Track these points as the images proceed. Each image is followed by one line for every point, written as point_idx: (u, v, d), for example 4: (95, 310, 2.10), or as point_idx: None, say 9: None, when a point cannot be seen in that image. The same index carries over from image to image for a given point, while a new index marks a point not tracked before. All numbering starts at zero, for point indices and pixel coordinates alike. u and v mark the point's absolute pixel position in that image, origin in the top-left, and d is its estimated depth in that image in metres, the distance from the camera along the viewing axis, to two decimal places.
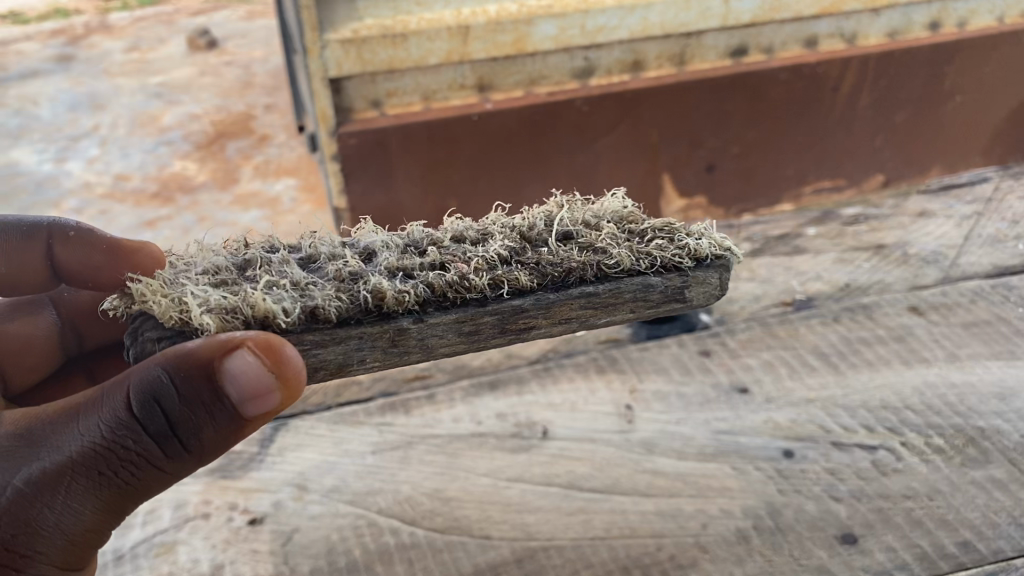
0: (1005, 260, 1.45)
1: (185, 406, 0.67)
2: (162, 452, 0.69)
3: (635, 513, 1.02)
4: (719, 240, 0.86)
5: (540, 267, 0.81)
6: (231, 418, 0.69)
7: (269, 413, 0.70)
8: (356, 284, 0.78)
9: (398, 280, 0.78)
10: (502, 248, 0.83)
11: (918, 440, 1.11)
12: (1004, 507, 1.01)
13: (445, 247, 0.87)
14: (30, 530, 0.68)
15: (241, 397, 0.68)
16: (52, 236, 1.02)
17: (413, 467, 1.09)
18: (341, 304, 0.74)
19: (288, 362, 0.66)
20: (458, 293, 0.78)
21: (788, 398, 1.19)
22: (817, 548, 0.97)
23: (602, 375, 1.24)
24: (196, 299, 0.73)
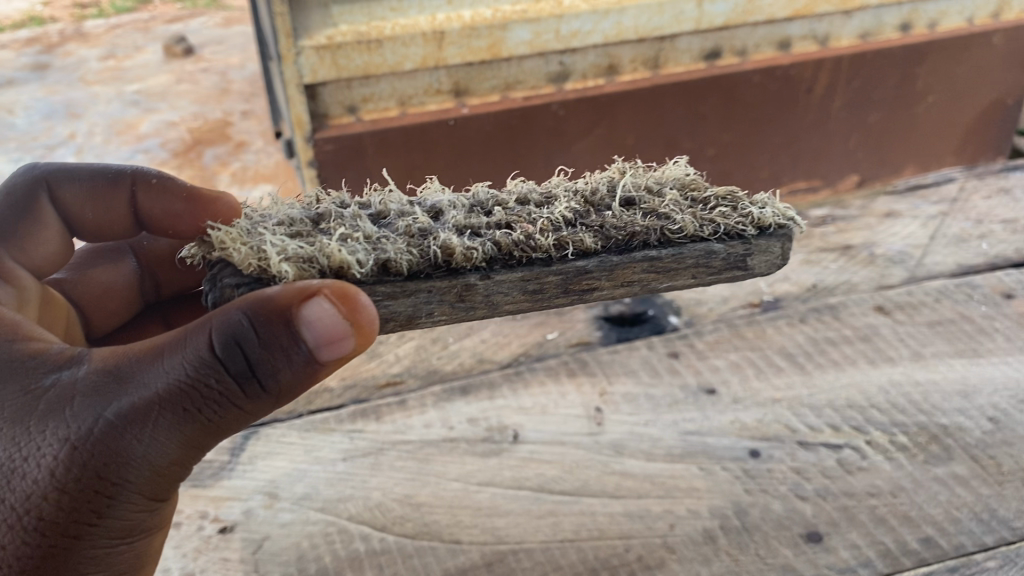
0: (969, 259, 1.47)
1: (265, 348, 0.71)
2: (242, 392, 0.73)
3: (604, 515, 1.03)
4: (781, 211, 0.93)
5: (605, 231, 0.89)
6: (307, 362, 0.73)
7: (341, 360, 0.75)
8: (426, 240, 0.86)
9: (466, 238, 0.86)
10: (567, 212, 0.93)
11: (883, 438, 1.12)
12: (966, 503, 1.03)
13: (509, 207, 0.97)
14: (121, 460, 0.72)
15: (317, 342, 0.72)
16: (136, 184, 1.11)
17: (383, 474, 1.10)
18: (412, 258, 0.82)
19: (361, 310, 0.72)
20: (524, 253, 0.86)
21: (756, 398, 1.20)
22: (783, 547, 0.98)
23: (572, 378, 1.25)
24: (274, 248, 0.81)
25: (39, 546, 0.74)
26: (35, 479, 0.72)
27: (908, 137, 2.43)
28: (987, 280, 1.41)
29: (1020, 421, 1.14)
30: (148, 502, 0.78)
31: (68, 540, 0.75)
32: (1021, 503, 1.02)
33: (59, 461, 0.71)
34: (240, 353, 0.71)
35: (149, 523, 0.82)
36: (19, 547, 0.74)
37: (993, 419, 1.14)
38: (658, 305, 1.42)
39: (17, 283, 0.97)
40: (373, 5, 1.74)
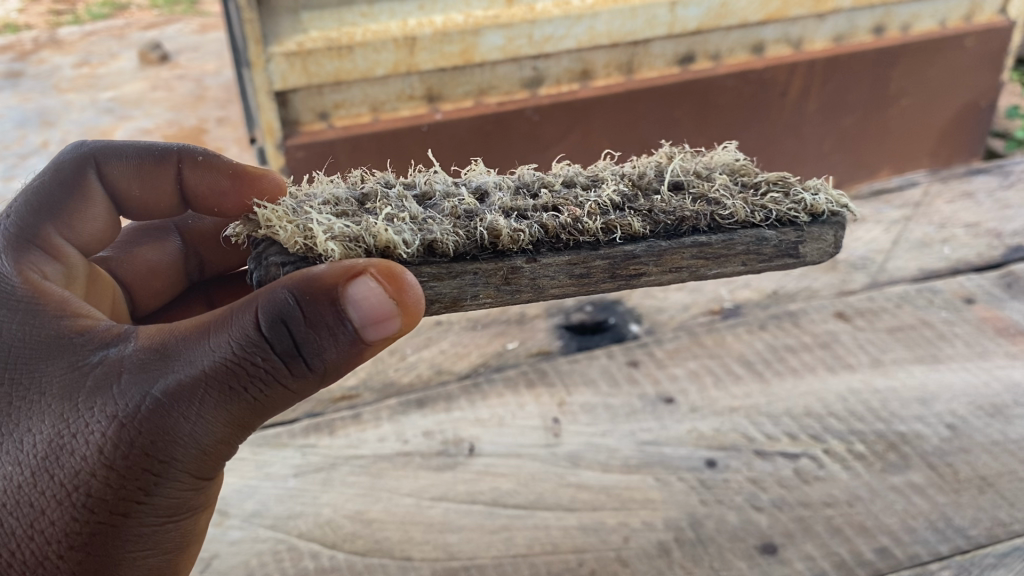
0: (932, 264, 1.47)
1: (310, 327, 0.70)
2: (288, 372, 0.72)
3: (557, 529, 1.02)
4: (834, 199, 0.92)
5: (653, 216, 0.88)
6: (352, 341, 0.72)
7: (387, 340, 0.73)
8: (472, 222, 0.85)
9: (512, 220, 0.85)
10: (614, 196, 0.91)
11: (840, 446, 1.12)
12: (922, 512, 1.02)
13: (555, 189, 0.95)
14: (167, 436, 0.71)
15: (363, 322, 0.71)
16: (182, 161, 1.06)
17: (335, 489, 1.08)
18: (458, 240, 0.82)
19: (407, 290, 0.72)
20: (571, 236, 0.85)
21: (714, 407, 1.19)
22: (737, 559, 0.97)
23: (531, 389, 1.23)
24: (320, 227, 0.81)
25: (88, 523, 0.73)
26: (84, 455, 0.71)
27: (885, 139, 2.44)
28: (949, 285, 1.40)
29: (978, 427, 1.13)
30: (194, 481, 0.77)
31: (117, 517, 0.74)
32: (976, 511, 1.01)
33: (107, 437, 0.70)
34: (286, 334, 0.70)
35: (196, 503, 0.80)
36: (67, 523, 0.72)
37: (951, 426, 1.14)
38: (619, 313, 1.41)
39: (65, 259, 0.92)
40: (344, 11, 1.74)
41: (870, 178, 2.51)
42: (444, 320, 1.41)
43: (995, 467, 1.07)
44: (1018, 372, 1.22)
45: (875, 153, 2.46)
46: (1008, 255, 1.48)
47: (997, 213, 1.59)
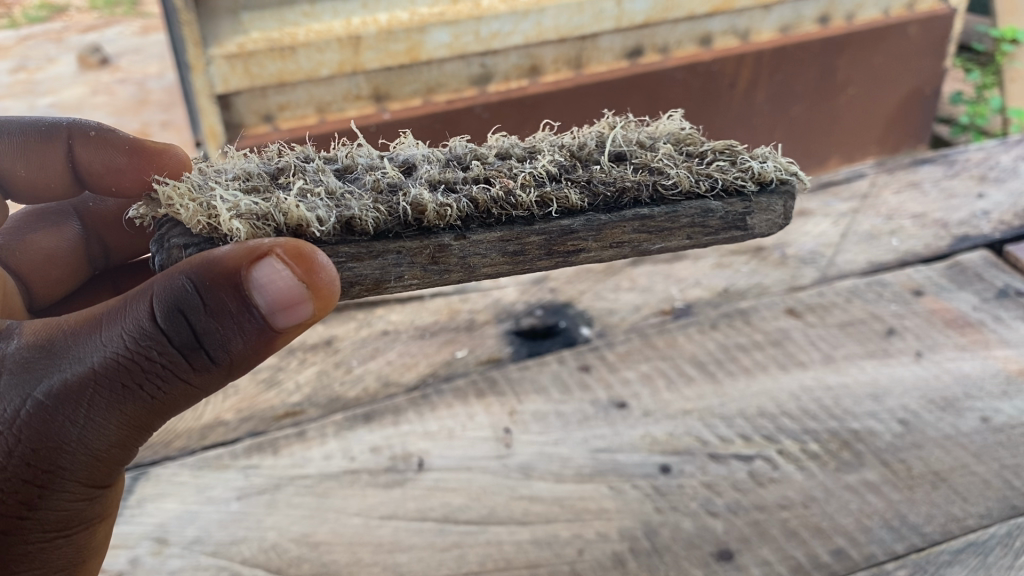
0: (880, 257, 1.47)
1: (210, 317, 0.69)
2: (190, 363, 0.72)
3: (510, 544, 1.00)
4: (783, 166, 0.91)
5: (592, 187, 0.85)
6: (261, 329, 0.71)
7: (298, 326, 0.73)
8: (395, 197, 0.81)
9: (440, 194, 0.81)
10: (550, 166, 0.88)
11: (794, 447, 1.10)
12: (876, 511, 1.02)
13: (488, 163, 0.91)
14: (53, 444, 0.71)
15: (272, 308, 0.70)
16: (72, 137, 1.13)
17: (280, 512, 1.04)
18: (380, 216, 0.78)
19: (321, 270, 0.69)
20: (503, 210, 0.82)
21: (666, 410, 1.17)
22: (693, 567, 0.96)
23: (481, 399, 1.20)
24: (224, 204, 0.76)
25: None
26: None
27: (834, 125, 2.43)
28: (897, 278, 1.40)
29: (930, 422, 1.13)
30: (86, 489, 0.78)
31: None
32: (930, 508, 1.02)
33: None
34: (189, 325, 0.69)
35: (89, 515, 0.82)
36: None
37: (903, 422, 1.13)
38: (570, 316, 1.37)
39: None
40: (284, 10, 1.69)
41: (823, 168, 2.48)
42: (390, 329, 1.35)
43: (948, 461, 1.08)
44: (967, 364, 1.22)
45: (825, 141, 2.44)
46: (954, 245, 1.48)
47: (943, 202, 1.60)
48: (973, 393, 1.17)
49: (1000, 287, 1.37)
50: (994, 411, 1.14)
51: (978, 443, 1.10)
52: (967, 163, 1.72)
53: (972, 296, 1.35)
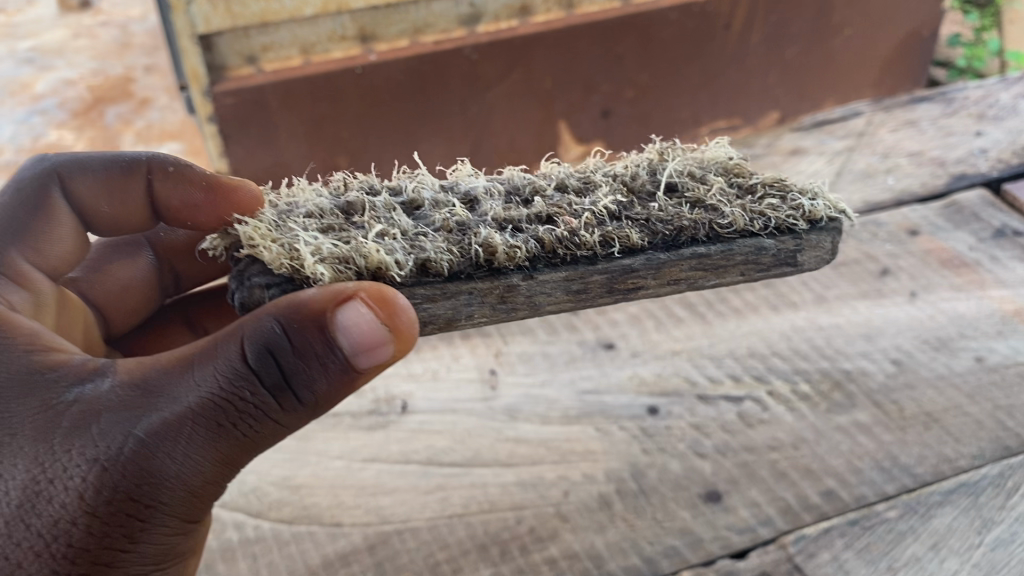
0: (876, 196, 1.43)
1: (299, 357, 0.64)
2: (283, 410, 0.66)
3: (495, 486, 0.98)
4: (832, 203, 0.83)
5: (650, 225, 0.78)
6: (343, 369, 0.66)
7: (379, 367, 0.67)
8: (466, 236, 0.75)
9: (508, 234, 0.75)
10: (609, 203, 0.81)
11: (785, 387, 1.08)
12: (868, 452, 1.01)
13: (547, 196, 0.85)
14: (152, 481, 0.65)
15: (355, 349, 0.65)
16: (151, 170, 0.95)
17: (260, 455, 1.01)
18: (453, 257, 0.72)
19: (401, 312, 0.64)
20: (568, 250, 0.75)
21: (654, 352, 1.15)
22: (680, 509, 0.95)
23: (466, 341, 1.18)
24: (306, 247, 0.71)
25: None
26: (63, 503, 0.64)
27: (831, 65, 2.38)
28: (892, 218, 1.37)
29: (923, 362, 1.11)
30: (182, 524, 0.72)
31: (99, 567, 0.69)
32: (922, 449, 1.01)
33: (88, 482, 0.63)
34: (279, 371, 0.64)
35: (182, 548, 0.76)
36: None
37: (896, 362, 1.11)
38: None
39: (31, 286, 0.86)
40: None
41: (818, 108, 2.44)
42: None
43: (940, 402, 1.06)
44: (962, 304, 1.20)
45: (822, 83, 2.40)
46: (951, 184, 1.45)
47: (941, 140, 1.56)
48: (968, 333, 1.15)
49: (998, 227, 1.34)
50: (989, 351, 1.12)
51: (972, 384, 1.08)
52: (966, 101, 1.68)
53: (969, 236, 1.32)
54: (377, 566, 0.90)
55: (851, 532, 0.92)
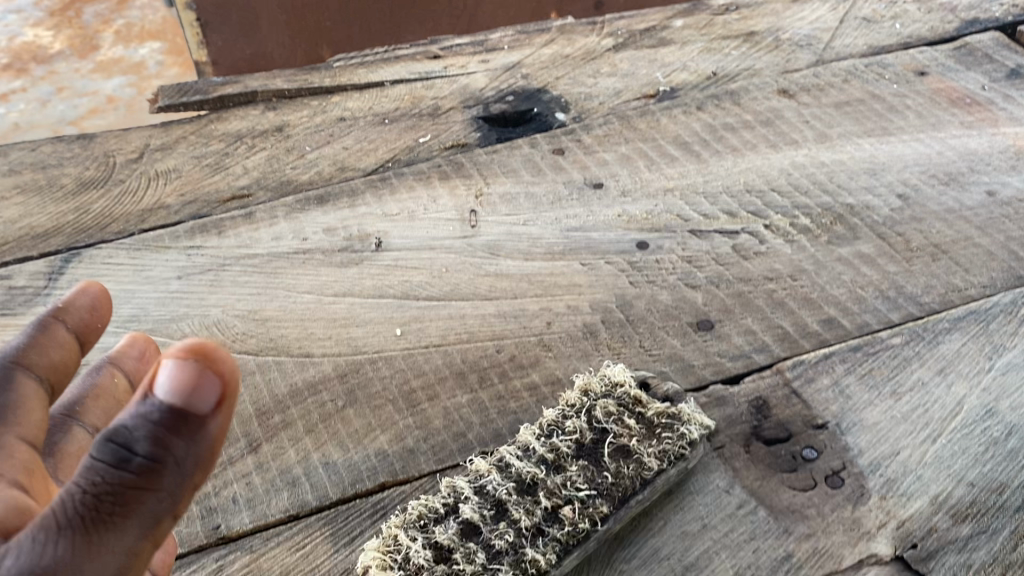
0: (882, 40, 1.34)
1: (151, 443, 0.43)
2: (146, 511, 0.45)
3: (474, 318, 0.93)
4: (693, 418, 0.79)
5: (640, 453, 0.75)
6: (194, 434, 0.43)
7: (225, 414, 0.44)
8: (546, 504, 0.72)
9: (574, 488, 0.72)
10: (634, 451, 0.75)
11: (783, 221, 1.02)
12: (871, 282, 0.95)
13: (579, 439, 0.76)
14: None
15: (177, 408, 0.42)
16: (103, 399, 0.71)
17: (224, 290, 0.95)
18: (556, 544, 0.69)
19: (221, 362, 0.43)
20: (610, 500, 0.72)
21: (646, 190, 1.08)
22: (670, 337, 0.90)
23: (445, 182, 1.09)
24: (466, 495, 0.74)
25: None
26: None
27: None
28: (899, 59, 1.29)
29: (931, 196, 1.05)
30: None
31: None
32: (929, 279, 0.95)
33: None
34: (128, 462, 0.43)
35: None
36: None
37: (902, 196, 1.05)
38: (543, 102, 1.24)
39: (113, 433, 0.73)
40: None
41: None
42: (347, 116, 1.21)
43: (950, 234, 1.00)
44: (974, 141, 1.13)
45: None
46: (964, 28, 1.36)
47: None
48: (979, 168, 1.08)
49: (1012, 67, 1.26)
50: (1002, 186, 1.06)
51: (983, 217, 1.02)
52: None
53: (981, 76, 1.25)
54: (348, 395, 0.85)
55: (854, 358, 0.87)
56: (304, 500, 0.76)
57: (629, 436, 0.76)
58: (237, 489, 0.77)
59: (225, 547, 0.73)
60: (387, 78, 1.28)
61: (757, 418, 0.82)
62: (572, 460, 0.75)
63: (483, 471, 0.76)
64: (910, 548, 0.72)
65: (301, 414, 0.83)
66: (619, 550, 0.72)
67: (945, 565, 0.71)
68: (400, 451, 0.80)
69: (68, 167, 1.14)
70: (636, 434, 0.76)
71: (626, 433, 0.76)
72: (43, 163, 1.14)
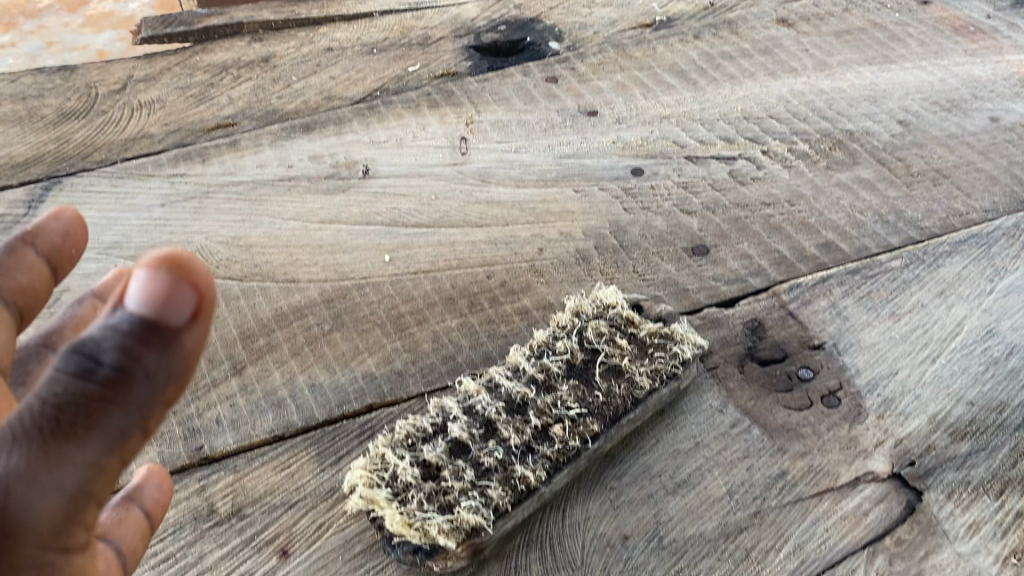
0: None
1: (121, 355, 0.35)
2: (115, 425, 0.37)
3: (463, 244, 0.90)
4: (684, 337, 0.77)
5: (631, 372, 0.73)
6: (175, 347, 0.35)
7: (201, 323, 0.36)
8: (541, 424, 0.69)
9: (565, 407, 0.70)
10: (627, 371, 0.73)
11: (781, 147, 1.00)
12: (871, 207, 0.92)
13: (574, 360, 0.74)
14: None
15: (153, 315, 0.34)
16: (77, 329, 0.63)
17: (207, 217, 0.93)
18: (548, 459, 0.67)
19: (195, 274, 0.36)
20: (602, 418, 0.70)
21: (642, 117, 1.05)
22: (664, 262, 0.88)
23: (434, 110, 1.07)
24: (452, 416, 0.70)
25: None
26: None
27: None
28: None
29: (933, 123, 1.02)
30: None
31: None
32: (930, 204, 0.92)
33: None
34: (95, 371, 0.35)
35: None
36: None
37: (904, 123, 1.02)
38: (537, 32, 1.22)
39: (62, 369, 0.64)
40: None
41: None
42: (335, 46, 1.18)
43: (952, 160, 0.97)
44: (977, 70, 1.10)
45: None
46: None
47: None
48: (983, 95, 1.06)
49: None
50: (1005, 112, 1.03)
51: (986, 143, 0.99)
52: None
53: (984, 5, 1.22)
54: (335, 319, 0.83)
55: (852, 280, 0.85)
56: (289, 422, 0.74)
57: (620, 357, 0.74)
58: (221, 410, 0.75)
59: (208, 467, 0.71)
60: (376, 9, 1.25)
61: (752, 339, 0.80)
62: (562, 380, 0.72)
63: (472, 391, 0.73)
64: (908, 465, 0.70)
65: (287, 338, 0.81)
66: (609, 468, 0.70)
67: (943, 481, 0.69)
68: (388, 373, 0.78)
69: (48, 98, 1.11)
70: (627, 355, 0.74)
71: (618, 354, 0.74)
72: (23, 94, 1.11)
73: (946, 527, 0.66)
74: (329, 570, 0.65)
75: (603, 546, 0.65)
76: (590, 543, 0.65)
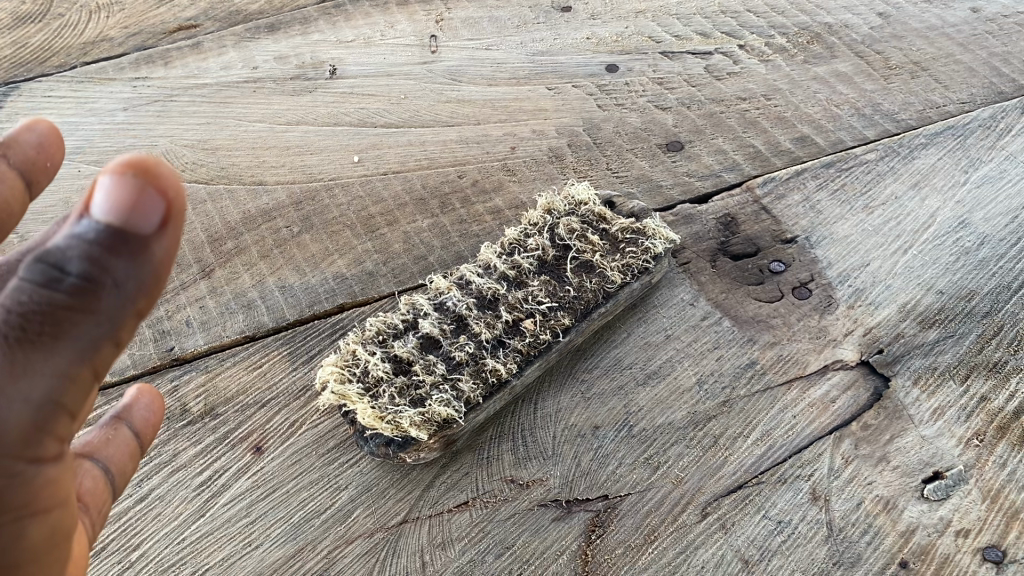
0: None
1: (88, 267, 0.30)
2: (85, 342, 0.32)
3: (434, 145, 0.89)
4: (660, 230, 0.76)
5: (605, 268, 0.72)
6: (143, 257, 0.31)
7: (174, 236, 0.32)
8: (514, 320, 0.68)
9: (536, 302, 0.69)
10: (602, 267, 0.72)
11: (758, 42, 0.99)
12: (847, 101, 0.91)
13: (548, 256, 0.73)
14: None
15: (121, 225, 0.30)
16: None
17: (173, 121, 0.91)
18: (520, 354, 0.66)
19: (164, 180, 0.32)
20: (575, 313, 0.69)
21: (616, 13, 1.05)
22: (638, 159, 0.86)
23: (402, 8, 1.05)
24: (424, 309, 0.68)
25: None
26: None
27: None
28: None
29: (913, 15, 1.01)
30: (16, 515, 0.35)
31: None
32: (907, 97, 0.91)
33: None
34: (57, 286, 0.30)
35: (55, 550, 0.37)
36: None
37: (882, 16, 1.01)
38: None
39: None
40: None
41: None
42: None
43: (930, 52, 0.96)
44: None
45: None
46: None
47: None
48: None
49: None
50: (987, 3, 1.02)
51: (966, 34, 0.98)
52: None
53: None
54: (304, 221, 0.82)
55: (826, 174, 0.84)
56: (260, 322, 0.74)
57: (592, 251, 0.73)
58: (191, 312, 0.74)
59: (179, 368, 0.71)
60: None
61: (725, 234, 0.80)
62: (533, 276, 0.71)
63: (442, 288, 0.71)
64: (877, 353, 0.70)
65: (255, 241, 0.80)
66: (581, 361, 0.70)
67: (911, 368, 0.69)
68: (359, 274, 0.77)
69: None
70: (599, 250, 0.73)
71: (589, 249, 0.73)
72: None
73: (912, 411, 0.66)
74: (302, 465, 0.65)
75: (574, 436, 0.66)
76: (561, 433, 0.66)
